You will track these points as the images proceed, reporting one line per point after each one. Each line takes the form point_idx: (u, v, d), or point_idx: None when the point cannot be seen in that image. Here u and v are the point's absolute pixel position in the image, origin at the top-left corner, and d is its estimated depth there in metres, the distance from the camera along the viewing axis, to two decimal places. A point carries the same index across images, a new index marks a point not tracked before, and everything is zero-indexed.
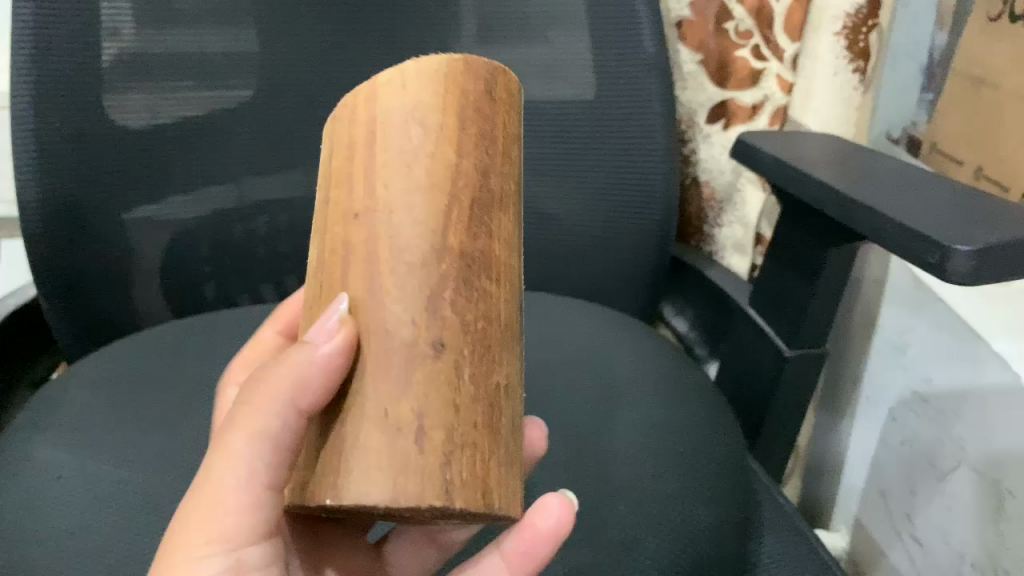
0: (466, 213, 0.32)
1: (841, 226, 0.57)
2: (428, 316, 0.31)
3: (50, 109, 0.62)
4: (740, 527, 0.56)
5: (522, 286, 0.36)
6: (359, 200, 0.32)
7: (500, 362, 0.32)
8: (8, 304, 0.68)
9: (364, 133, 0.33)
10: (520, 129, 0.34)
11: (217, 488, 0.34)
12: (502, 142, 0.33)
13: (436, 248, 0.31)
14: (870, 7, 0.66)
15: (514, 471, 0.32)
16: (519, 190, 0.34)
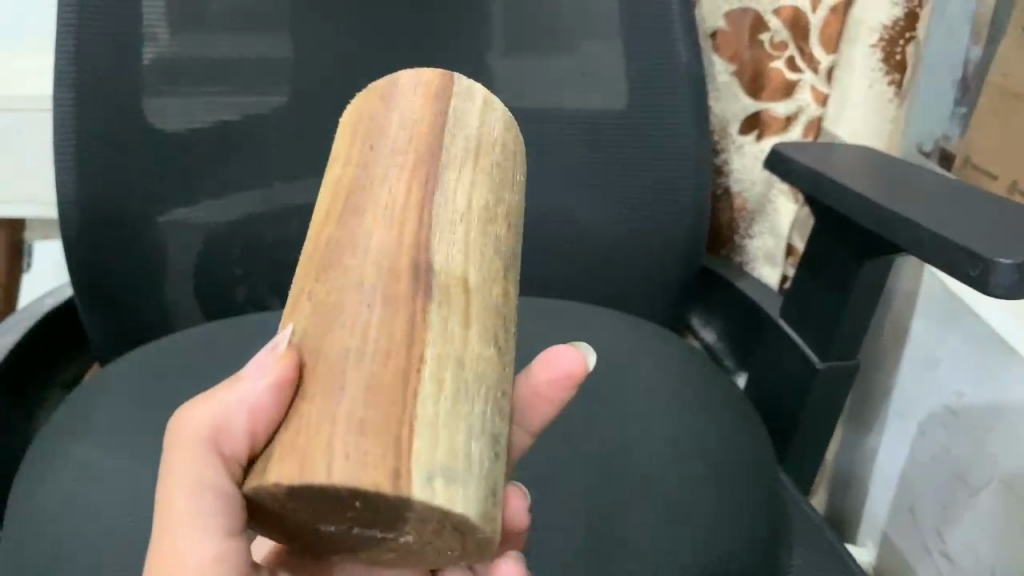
0: (334, 205, 0.35)
1: (877, 238, 0.56)
2: (296, 315, 0.34)
3: (90, 113, 0.63)
4: (769, 537, 0.56)
5: (464, 251, 0.34)
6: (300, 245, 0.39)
7: (354, 330, 0.31)
8: (44, 304, 0.68)
9: None
10: (432, 112, 0.37)
11: (196, 527, 0.37)
12: (388, 132, 0.36)
13: (308, 252, 0.35)
14: (907, 20, 0.67)
15: (365, 432, 0.28)
16: (413, 158, 0.35)
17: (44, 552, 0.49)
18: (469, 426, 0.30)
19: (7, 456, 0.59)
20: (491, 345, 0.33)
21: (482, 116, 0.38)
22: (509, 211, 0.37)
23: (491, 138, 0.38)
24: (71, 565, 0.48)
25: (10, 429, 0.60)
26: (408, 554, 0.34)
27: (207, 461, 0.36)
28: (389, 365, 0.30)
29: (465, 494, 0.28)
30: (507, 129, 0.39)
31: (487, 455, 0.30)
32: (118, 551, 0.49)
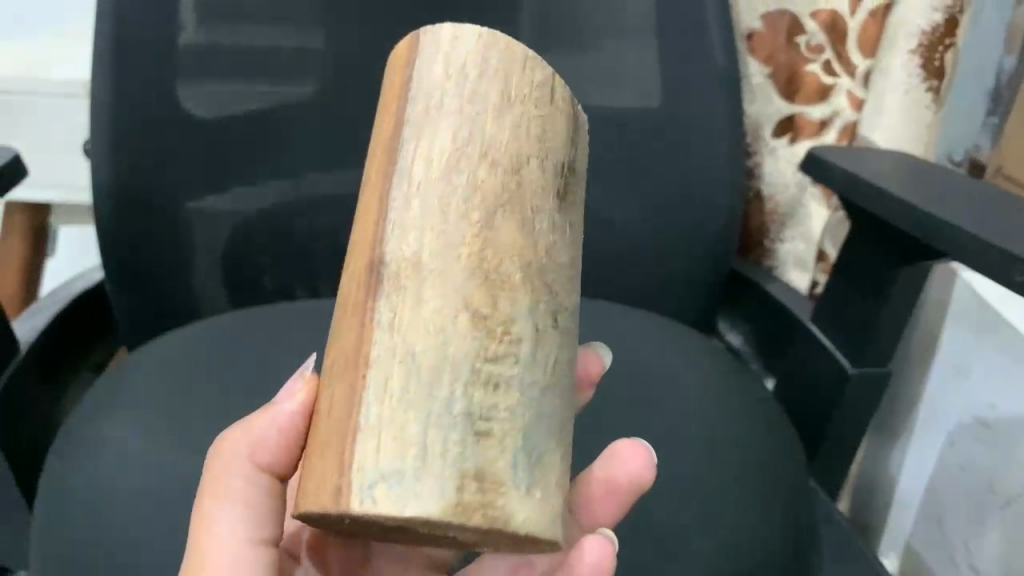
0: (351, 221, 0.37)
1: (916, 242, 0.56)
2: None
3: (126, 98, 0.63)
4: (801, 539, 0.55)
5: (425, 222, 0.32)
6: None
7: (334, 347, 0.34)
8: (74, 288, 0.69)
9: None
10: (406, 67, 0.35)
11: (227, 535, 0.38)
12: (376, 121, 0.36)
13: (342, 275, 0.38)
14: (947, 26, 0.68)
15: (329, 452, 0.31)
16: (384, 140, 0.34)
17: (80, 533, 0.49)
18: (424, 418, 0.30)
19: (37, 438, 0.59)
20: (459, 316, 0.31)
21: (446, 51, 0.34)
22: (490, 152, 0.33)
23: (456, 73, 0.34)
24: (102, 546, 0.48)
25: (40, 412, 0.60)
26: (491, 543, 0.34)
27: (234, 479, 0.39)
28: (347, 379, 0.32)
29: (415, 493, 0.29)
30: (482, 46, 0.34)
31: (456, 443, 0.30)
32: (148, 535, 0.48)
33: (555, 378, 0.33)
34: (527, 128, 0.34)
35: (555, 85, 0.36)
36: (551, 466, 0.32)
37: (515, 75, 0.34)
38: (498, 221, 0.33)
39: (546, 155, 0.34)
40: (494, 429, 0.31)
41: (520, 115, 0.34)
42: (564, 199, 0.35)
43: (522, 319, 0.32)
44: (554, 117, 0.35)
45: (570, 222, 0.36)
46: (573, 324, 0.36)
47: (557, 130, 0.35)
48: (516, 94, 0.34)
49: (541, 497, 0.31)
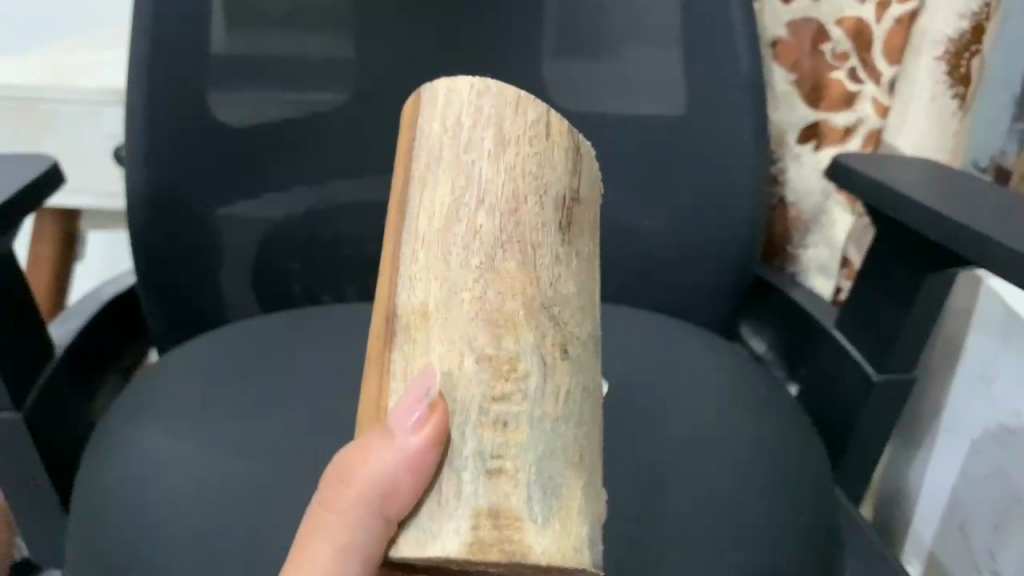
0: None
1: (943, 249, 0.56)
2: None
3: (160, 105, 0.64)
4: (825, 545, 0.55)
5: (431, 276, 0.39)
6: None
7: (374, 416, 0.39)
8: (106, 293, 0.70)
9: None
10: (410, 138, 0.42)
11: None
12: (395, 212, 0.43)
13: None
14: (974, 34, 0.68)
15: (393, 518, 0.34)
16: (398, 223, 0.42)
17: (116, 532, 0.50)
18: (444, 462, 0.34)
19: (72, 439, 0.60)
20: (466, 357, 0.37)
21: (444, 109, 0.42)
22: (485, 198, 0.40)
23: (452, 126, 0.41)
24: (138, 545, 0.49)
25: (75, 413, 0.61)
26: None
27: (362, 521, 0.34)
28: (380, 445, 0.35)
29: (435, 535, 0.33)
30: (477, 97, 0.41)
31: (468, 481, 0.34)
32: (183, 533, 0.49)
33: (568, 404, 0.37)
34: (519, 170, 0.40)
35: (549, 120, 0.42)
36: (572, 495, 0.34)
37: (507, 132, 0.41)
38: (499, 263, 0.39)
39: (540, 197, 0.40)
40: (511, 467, 0.34)
41: (516, 165, 0.40)
42: (566, 229, 0.41)
43: (526, 356, 0.37)
44: (548, 162, 0.41)
45: (575, 254, 0.41)
46: (591, 354, 0.40)
47: (553, 174, 0.41)
48: (510, 142, 0.41)
49: (560, 527, 0.33)
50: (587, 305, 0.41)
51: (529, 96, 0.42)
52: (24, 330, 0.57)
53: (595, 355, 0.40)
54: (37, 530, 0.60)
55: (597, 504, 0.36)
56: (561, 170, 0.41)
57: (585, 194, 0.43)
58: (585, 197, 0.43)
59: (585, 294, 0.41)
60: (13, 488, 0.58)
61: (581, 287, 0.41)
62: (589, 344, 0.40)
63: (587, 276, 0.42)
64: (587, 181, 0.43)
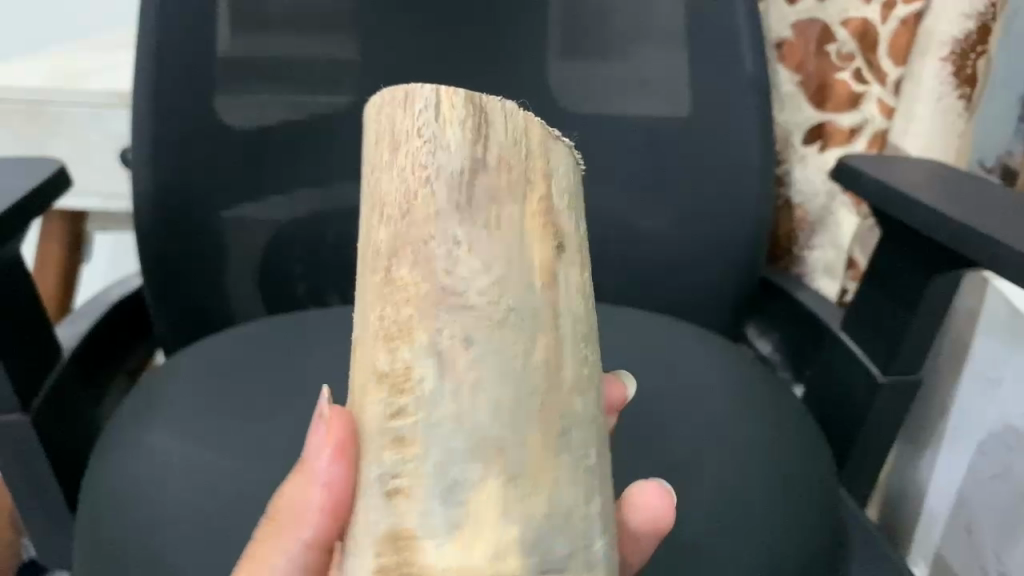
0: None
1: (948, 250, 0.56)
2: None
3: (166, 108, 0.64)
4: (832, 547, 0.55)
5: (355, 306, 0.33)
6: None
7: None
8: (112, 295, 0.70)
9: None
10: None
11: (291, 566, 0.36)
12: None
13: None
14: (979, 34, 0.67)
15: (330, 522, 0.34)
16: None
17: (122, 534, 0.50)
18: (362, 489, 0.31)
19: (80, 440, 0.61)
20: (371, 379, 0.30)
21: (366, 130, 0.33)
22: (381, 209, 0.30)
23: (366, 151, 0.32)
24: (142, 546, 0.49)
25: (82, 415, 0.61)
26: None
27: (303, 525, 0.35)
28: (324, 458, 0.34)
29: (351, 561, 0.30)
30: (376, 108, 0.31)
31: (374, 505, 0.29)
32: (187, 534, 0.49)
33: (476, 399, 0.28)
34: (408, 165, 0.30)
35: (440, 103, 0.30)
36: (480, 491, 0.28)
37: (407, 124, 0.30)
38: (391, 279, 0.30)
39: (433, 183, 0.29)
40: (410, 486, 0.29)
41: (402, 158, 0.30)
42: (470, 205, 0.29)
43: (425, 358, 0.29)
44: (447, 138, 0.29)
45: (483, 231, 0.29)
46: (528, 332, 0.29)
47: (446, 155, 0.29)
48: (399, 139, 0.30)
49: (466, 535, 0.28)
50: (528, 284, 0.29)
51: (420, 85, 0.31)
52: (32, 334, 0.57)
53: (540, 329, 0.29)
54: (45, 531, 0.60)
55: (539, 500, 0.28)
56: (457, 135, 0.30)
57: (514, 139, 0.30)
58: (533, 157, 0.30)
59: (535, 278, 0.30)
60: (21, 490, 0.58)
61: (516, 267, 0.29)
62: (536, 332, 0.29)
63: (528, 243, 0.30)
64: (517, 127, 0.30)
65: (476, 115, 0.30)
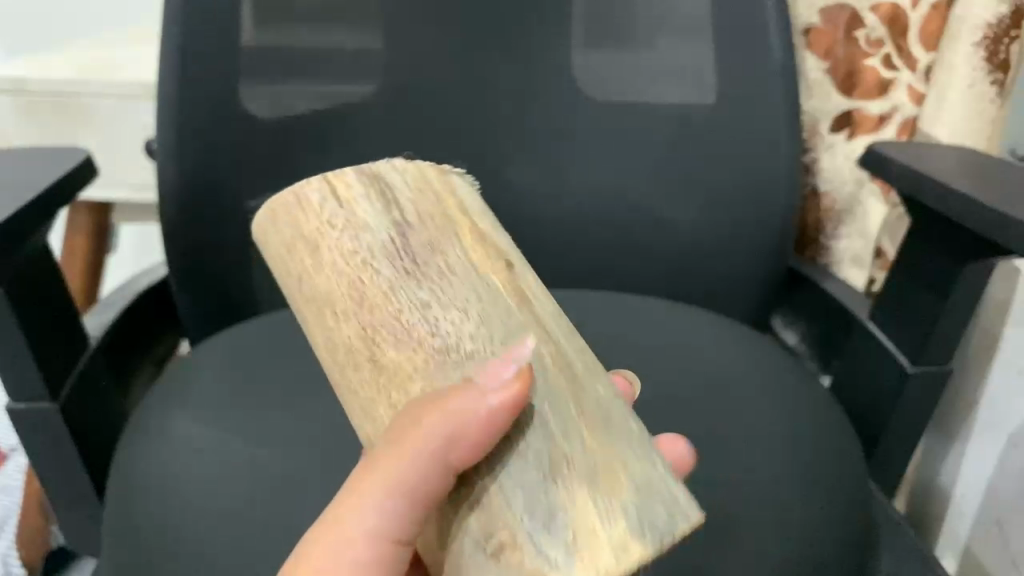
0: None
1: (980, 239, 0.55)
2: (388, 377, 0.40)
3: (191, 99, 0.64)
4: (862, 541, 0.54)
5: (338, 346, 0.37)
6: None
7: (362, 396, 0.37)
8: (139, 284, 0.71)
9: None
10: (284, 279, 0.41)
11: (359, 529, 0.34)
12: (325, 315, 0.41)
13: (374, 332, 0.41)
14: (1013, 18, 0.66)
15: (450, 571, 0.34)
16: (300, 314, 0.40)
17: (150, 521, 0.51)
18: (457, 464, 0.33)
19: (107, 429, 0.61)
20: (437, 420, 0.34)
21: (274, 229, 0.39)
22: (335, 301, 0.36)
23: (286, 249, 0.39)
24: (170, 535, 0.49)
25: (109, 403, 0.62)
26: None
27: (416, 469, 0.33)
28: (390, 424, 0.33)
29: None
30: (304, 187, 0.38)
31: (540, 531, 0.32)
32: (215, 522, 0.49)
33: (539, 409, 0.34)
34: (340, 257, 0.36)
35: (333, 188, 0.38)
36: (615, 482, 0.32)
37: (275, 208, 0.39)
38: (383, 362, 0.35)
39: (374, 261, 0.36)
40: (565, 460, 0.33)
41: (294, 232, 0.38)
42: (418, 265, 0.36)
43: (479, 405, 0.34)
44: (354, 208, 0.37)
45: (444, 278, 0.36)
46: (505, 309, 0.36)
47: (359, 199, 0.37)
48: (313, 240, 0.37)
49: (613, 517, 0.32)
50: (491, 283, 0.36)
51: (306, 186, 0.38)
52: (59, 325, 0.57)
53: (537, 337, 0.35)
54: (74, 518, 0.61)
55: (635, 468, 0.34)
56: (331, 182, 0.38)
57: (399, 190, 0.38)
58: (400, 190, 0.38)
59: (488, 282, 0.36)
60: (50, 477, 0.58)
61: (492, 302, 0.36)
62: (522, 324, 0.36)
63: (483, 280, 0.36)
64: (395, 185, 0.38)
65: (370, 176, 0.38)
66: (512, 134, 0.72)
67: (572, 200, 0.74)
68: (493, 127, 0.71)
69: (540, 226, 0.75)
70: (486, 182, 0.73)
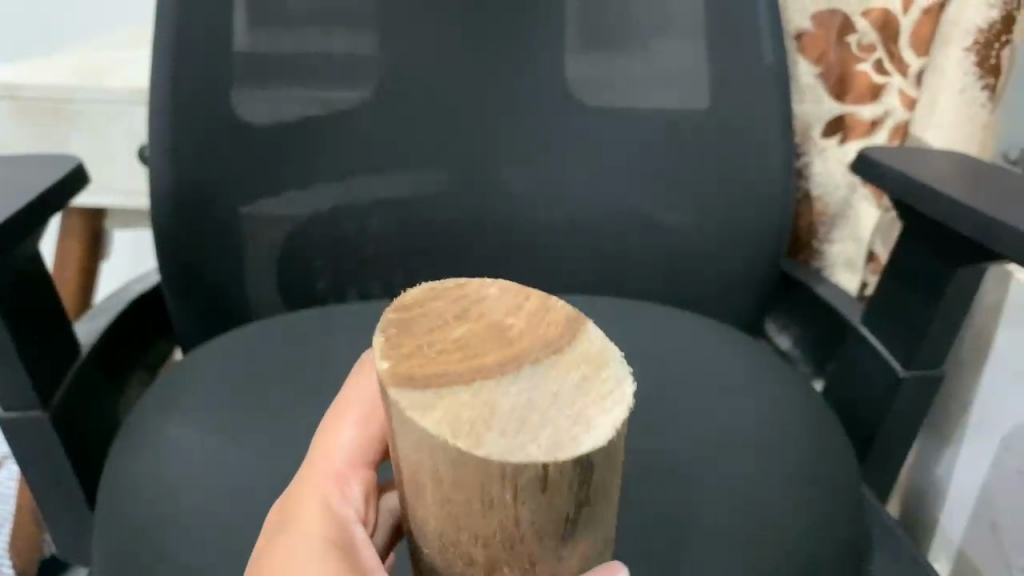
0: (411, 344, 0.27)
1: (971, 242, 0.55)
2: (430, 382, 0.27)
3: (185, 104, 0.64)
4: (855, 544, 0.54)
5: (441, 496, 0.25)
6: (445, 306, 0.28)
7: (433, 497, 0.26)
8: (132, 290, 0.71)
9: (476, 317, 0.28)
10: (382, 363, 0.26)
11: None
12: (404, 346, 0.26)
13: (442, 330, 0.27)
14: (1004, 23, 0.66)
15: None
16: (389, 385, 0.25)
17: (141, 529, 0.50)
18: None
19: (98, 435, 0.61)
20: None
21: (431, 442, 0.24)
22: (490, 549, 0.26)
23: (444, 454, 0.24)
24: (162, 541, 0.49)
25: (101, 409, 0.62)
26: None
27: None
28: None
29: None
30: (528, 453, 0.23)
31: None
32: (206, 530, 0.49)
33: None
34: (507, 514, 0.25)
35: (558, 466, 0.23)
36: None
37: (451, 428, 0.24)
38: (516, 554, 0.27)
39: (545, 524, 0.25)
40: None
41: (470, 484, 0.24)
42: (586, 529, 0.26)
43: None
44: (553, 488, 0.24)
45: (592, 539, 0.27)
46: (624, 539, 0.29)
47: (563, 489, 0.24)
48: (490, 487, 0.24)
49: None
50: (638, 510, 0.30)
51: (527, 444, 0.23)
52: (51, 330, 0.57)
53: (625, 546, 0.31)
54: (65, 526, 0.61)
55: None
56: (546, 465, 0.23)
57: (608, 461, 0.25)
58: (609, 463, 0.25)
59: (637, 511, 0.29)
60: (40, 484, 0.58)
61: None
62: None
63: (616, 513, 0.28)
64: (612, 448, 0.24)
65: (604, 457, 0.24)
66: (505, 139, 0.72)
67: (565, 205, 0.74)
68: (487, 131, 0.71)
69: (535, 231, 0.75)
70: (480, 187, 0.73)
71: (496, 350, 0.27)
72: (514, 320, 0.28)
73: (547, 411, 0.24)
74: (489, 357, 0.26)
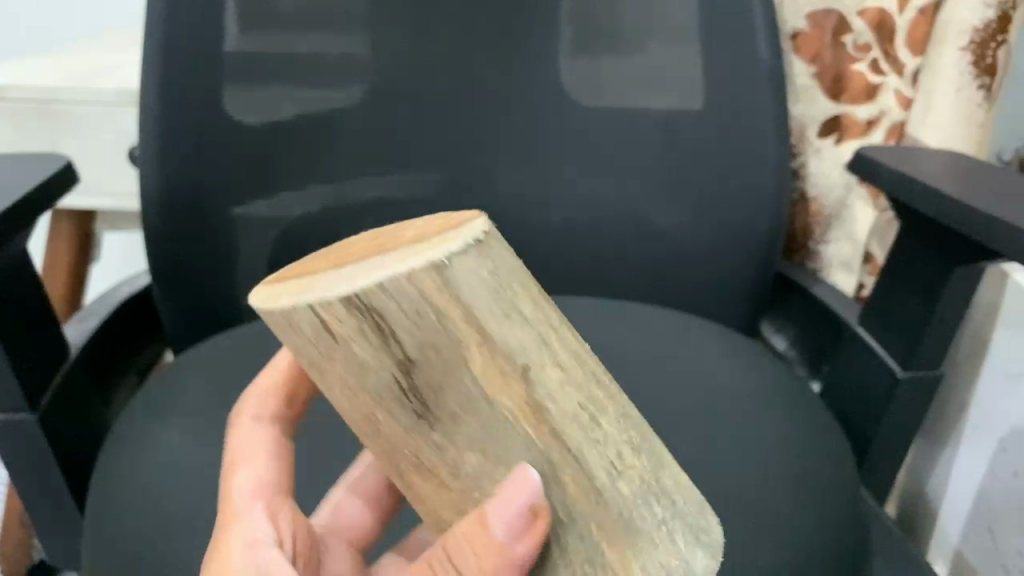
0: (311, 264, 0.32)
1: (969, 242, 0.55)
2: None
3: (175, 103, 0.63)
4: (853, 546, 0.54)
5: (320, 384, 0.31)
6: (364, 238, 0.33)
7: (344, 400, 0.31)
8: (121, 292, 0.70)
9: (370, 238, 0.32)
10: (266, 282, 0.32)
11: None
12: (300, 267, 0.32)
13: (342, 250, 0.32)
14: (1000, 22, 0.66)
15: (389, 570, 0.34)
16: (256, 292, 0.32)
17: (131, 532, 0.50)
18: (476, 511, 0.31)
19: (87, 439, 0.60)
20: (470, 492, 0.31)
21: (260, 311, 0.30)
22: (370, 428, 0.31)
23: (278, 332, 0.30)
24: (152, 546, 0.48)
25: (90, 413, 0.61)
26: None
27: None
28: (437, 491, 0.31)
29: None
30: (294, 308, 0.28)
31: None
32: (196, 535, 0.48)
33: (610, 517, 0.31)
34: (343, 381, 0.29)
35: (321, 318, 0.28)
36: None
37: (272, 304, 0.29)
38: (406, 441, 0.30)
39: (372, 385, 0.29)
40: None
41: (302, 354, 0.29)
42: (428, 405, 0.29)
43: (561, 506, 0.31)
44: (337, 338, 0.28)
45: (450, 414, 0.29)
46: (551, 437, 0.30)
47: (347, 335, 0.28)
48: (306, 350, 0.29)
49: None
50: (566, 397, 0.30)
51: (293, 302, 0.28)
52: (38, 333, 0.56)
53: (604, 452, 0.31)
54: (53, 532, 0.60)
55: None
56: (315, 312, 0.28)
57: (409, 322, 0.27)
58: (391, 319, 0.27)
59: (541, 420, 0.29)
60: (28, 490, 0.57)
61: (591, 415, 0.30)
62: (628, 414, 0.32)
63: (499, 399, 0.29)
64: (392, 302, 0.27)
65: (360, 300, 0.27)
66: (499, 139, 0.71)
67: (561, 206, 0.74)
68: (482, 131, 0.71)
69: (529, 231, 0.75)
70: (474, 187, 0.72)
71: (364, 250, 0.30)
72: (408, 233, 0.30)
73: (354, 276, 0.28)
74: (349, 256, 0.30)
